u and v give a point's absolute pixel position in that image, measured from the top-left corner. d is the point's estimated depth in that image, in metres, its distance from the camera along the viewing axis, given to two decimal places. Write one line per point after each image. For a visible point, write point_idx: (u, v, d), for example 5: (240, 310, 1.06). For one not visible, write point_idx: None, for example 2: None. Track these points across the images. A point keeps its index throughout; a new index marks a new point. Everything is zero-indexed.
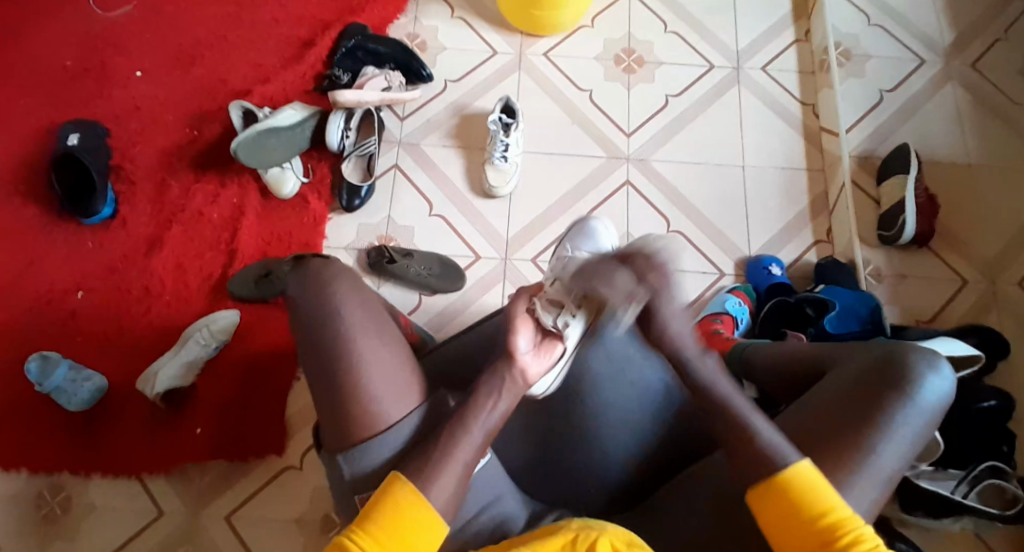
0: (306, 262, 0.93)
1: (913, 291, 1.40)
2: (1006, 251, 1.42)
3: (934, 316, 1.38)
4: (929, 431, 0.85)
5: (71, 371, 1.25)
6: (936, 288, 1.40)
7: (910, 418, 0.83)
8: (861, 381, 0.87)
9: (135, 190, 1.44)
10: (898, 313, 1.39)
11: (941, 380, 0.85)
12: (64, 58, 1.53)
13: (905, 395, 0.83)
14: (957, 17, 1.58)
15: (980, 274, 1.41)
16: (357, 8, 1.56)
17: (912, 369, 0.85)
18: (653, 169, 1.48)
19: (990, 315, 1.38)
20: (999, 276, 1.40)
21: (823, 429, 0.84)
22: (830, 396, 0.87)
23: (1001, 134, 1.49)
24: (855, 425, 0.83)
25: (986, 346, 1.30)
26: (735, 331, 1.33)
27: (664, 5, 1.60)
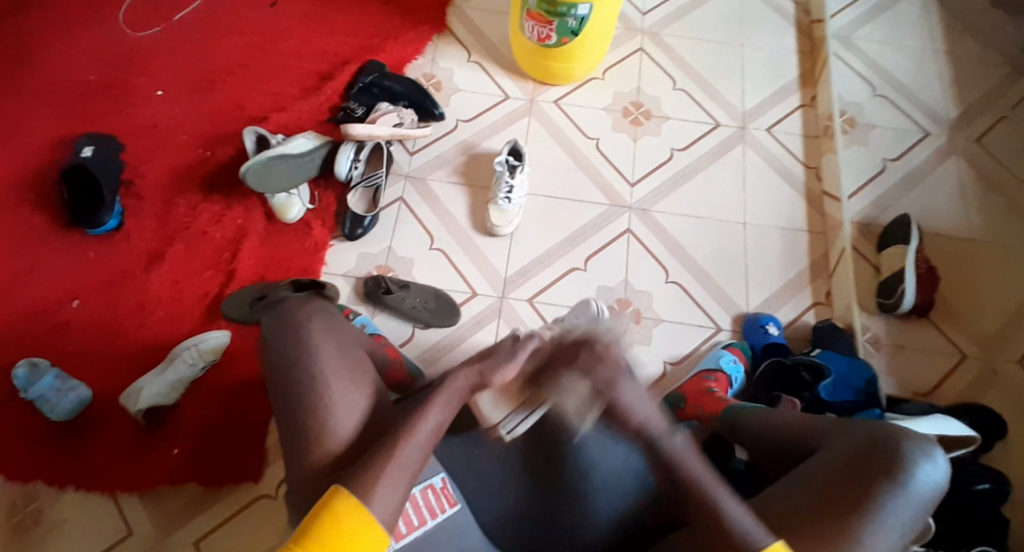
0: (283, 303, 1.10)
1: (912, 363, 1.38)
2: (1007, 327, 1.40)
3: (932, 389, 1.36)
4: (921, 517, 0.94)
5: (57, 381, 1.29)
6: (935, 360, 1.38)
7: (905, 503, 0.93)
8: (858, 465, 0.95)
9: (142, 205, 1.48)
10: (895, 384, 1.37)
11: (935, 469, 0.95)
12: (91, 74, 1.58)
13: (900, 481, 0.93)
14: (964, 92, 1.60)
15: (980, 350, 1.38)
16: (377, 46, 1.61)
17: (908, 458, 0.95)
18: (654, 220, 1.49)
19: (989, 393, 1.35)
20: (999, 353, 1.38)
21: (822, 506, 0.93)
22: (825, 479, 0.96)
23: (1005, 211, 1.48)
24: (850, 511, 0.92)
25: (980, 424, 1.27)
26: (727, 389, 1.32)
27: (674, 64, 1.64)
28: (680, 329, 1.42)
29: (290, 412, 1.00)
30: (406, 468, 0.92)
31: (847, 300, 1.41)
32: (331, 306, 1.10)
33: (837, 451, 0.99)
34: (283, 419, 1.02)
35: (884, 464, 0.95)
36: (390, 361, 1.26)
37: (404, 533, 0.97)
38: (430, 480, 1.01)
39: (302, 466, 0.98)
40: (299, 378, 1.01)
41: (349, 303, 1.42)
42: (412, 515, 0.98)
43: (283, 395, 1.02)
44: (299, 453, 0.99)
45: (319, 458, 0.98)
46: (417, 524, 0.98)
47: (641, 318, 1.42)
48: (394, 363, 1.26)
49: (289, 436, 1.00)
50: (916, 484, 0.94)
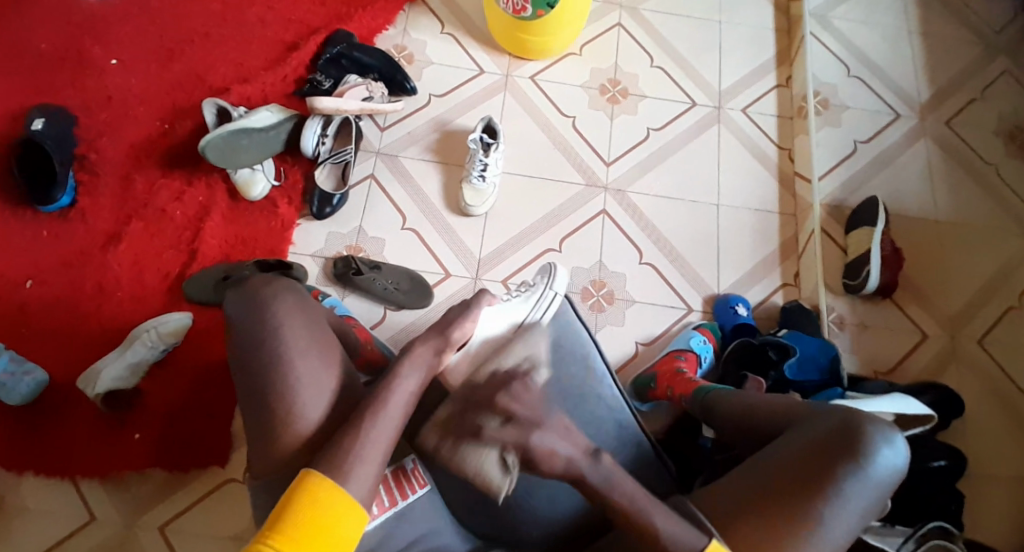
0: (246, 283, 1.06)
1: (875, 342, 1.42)
2: (967, 307, 1.44)
3: (892, 368, 1.40)
4: (881, 499, 0.95)
5: (12, 363, 1.22)
6: (897, 341, 1.42)
7: (863, 488, 0.94)
8: (820, 449, 0.96)
9: (96, 180, 1.41)
10: (858, 362, 1.41)
11: (894, 452, 0.96)
12: (37, 40, 1.48)
13: (858, 465, 0.94)
14: (936, 76, 1.61)
15: (941, 329, 1.43)
16: (345, 14, 1.54)
17: (869, 442, 0.95)
18: (629, 200, 1.48)
19: (948, 371, 1.40)
20: (960, 332, 1.42)
21: (780, 491, 0.94)
22: (785, 462, 0.97)
23: (971, 194, 1.51)
24: (809, 495, 0.93)
25: (940, 402, 1.32)
26: (698, 369, 1.34)
27: (652, 41, 1.61)
28: (652, 309, 1.42)
29: (263, 405, 0.98)
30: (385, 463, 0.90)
31: (815, 281, 1.43)
32: (298, 286, 1.06)
33: (798, 434, 1.00)
34: (255, 409, 0.98)
35: (843, 447, 0.95)
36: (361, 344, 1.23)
37: (376, 513, 0.96)
38: (402, 463, 1.02)
39: (278, 459, 0.97)
40: (272, 363, 0.98)
41: (317, 284, 1.39)
42: (384, 495, 0.98)
43: (254, 387, 0.99)
44: (274, 447, 0.97)
45: (294, 453, 0.97)
46: (388, 505, 0.98)
47: (614, 300, 1.42)
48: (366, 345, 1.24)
49: (263, 431, 0.98)
50: (876, 468, 0.94)
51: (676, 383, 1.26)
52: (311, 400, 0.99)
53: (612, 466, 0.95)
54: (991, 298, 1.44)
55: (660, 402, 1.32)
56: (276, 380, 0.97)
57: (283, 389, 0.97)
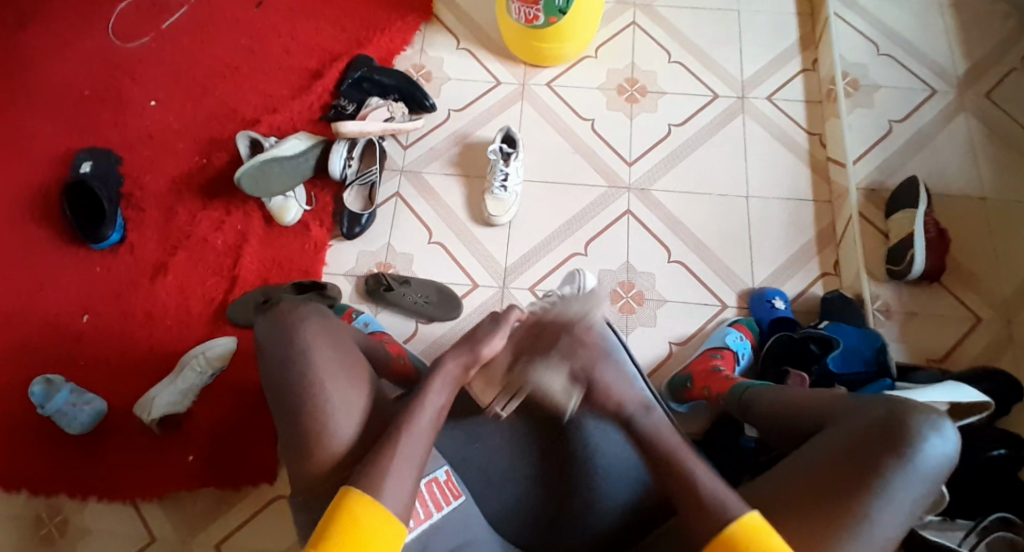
0: (276, 308, 1.11)
1: (924, 330, 1.36)
2: (1023, 288, 1.36)
3: (945, 355, 1.33)
4: (932, 490, 0.91)
5: (73, 395, 1.33)
6: (948, 328, 1.35)
7: (913, 480, 0.90)
8: (864, 443, 0.92)
9: (143, 217, 1.49)
10: (907, 351, 1.35)
11: (943, 441, 0.92)
12: (84, 89, 1.58)
13: (904, 457, 0.90)
14: (974, 47, 1.53)
15: (996, 312, 1.35)
16: (364, 38, 1.58)
17: (915, 431, 0.91)
18: (655, 199, 1.46)
19: (1006, 356, 1.32)
20: (1017, 315, 1.35)
21: (822, 490, 0.91)
22: (828, 459, 0.93)
23: (1021, 168, 1.43)
24: (854, 491, 0.89)
25: (996, 390, 1.25)
26: (736, 367, 1.31)
27: (669, 36, 1.59)
28: (685, 308, 1.40)
29: (290, 422, 1.02)
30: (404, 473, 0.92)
31: (856, 269, 1.38)
32: (325, 307, 1.11)
33: (839, 429, 0.96)
34: (285, 424, 1.02)
35: (887, 440, 0.91)
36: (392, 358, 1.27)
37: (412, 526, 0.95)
38: (434, 473, 1.01)
39: (307, 474, 1.00)
40: (297, 380, 1.02)
41: (351, 302, 1.43)
42: (418, 508, 0.97)
43: (281, 405, 1.03)
44: (301, 462, 1.01)
45: (320, 466, 1.00)
46: (423, 517, 0.97)
47: (644, 300, 1.40)
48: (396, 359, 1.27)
49: (290, 447, 1.02)
50: (924, 460, 0.90)
51: (713, 383, 1.23)
52: (343, 417, 1.01)
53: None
54: None
55: (697, 403, 1.29)
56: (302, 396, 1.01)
57: (310, 405, 1.01)
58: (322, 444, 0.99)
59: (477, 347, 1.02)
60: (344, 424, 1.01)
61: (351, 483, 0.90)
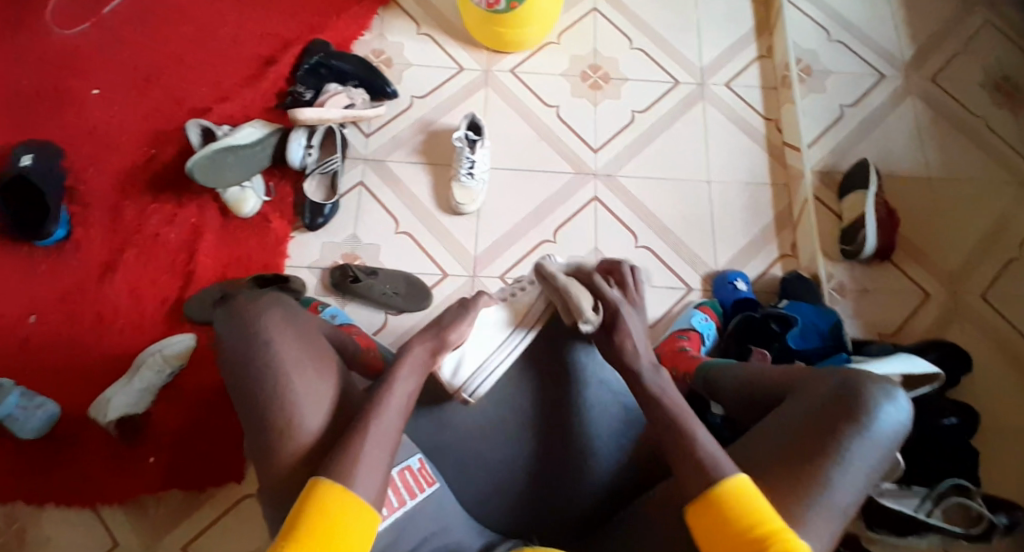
0: (234, 302, 1.07)
1: (876, 305, 1.42)
2: (966, 263, 1.44)
3: (896, 330, 1.40)
4: (890, 456, 0.94)
5: (23, 398, 1.26)
6: (898, 303, 1.42)
7: (872, 445, 0.93)
8: (824, 413, 0.96)
9: (89, 211, 1.42)
10: (861, 326, 1.41)
11: (897, 409, 0.96)
12: (19, 78, 1.49)
13: (863, 425, 0.93)
14: (917, 34, 1.60)
15: (942, 286, 1.43)
16: (319, 24, 1.53)
17: (870, 400, 0.95)
18: (619, 184, 1.48)
19: (952, 328, 1.40)
20: (961, 289, 1.43)
21: (783, 461, 0.94)
22: (792, 429, 0.96)
23: (963, 150, 1.51)
24: (817, 458, 0.92)
25: (944, 360, 1.32)
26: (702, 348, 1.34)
27: (629, 23, 1.60)
28: (651, 291, 1.43)
29: (267, 420, 0.99)
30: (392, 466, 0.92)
31: (813, 250, 1.43)
32: (285, 297, 1.08)
33: (801, 402, 0.99)
34: (260, 422, 0.99)
35: (847, 409, 0.95)
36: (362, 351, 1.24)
37: (387, 513, 0.95)
38: (406, 462, 1.01)
39: (287, 472, 0.97)
40: (273, 378, 1.00)
41: (316, 295, 1.40)
42: (392, 496, 0.96)
43: (258, 404, 1.00)
44: (281, 461, 0.98)
45: (301, 464, 0.98)
46: (397, 504, 0.96)
47: None
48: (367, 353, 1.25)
49: (268, 446, 0.99)
50: (882, 427, 0.94)
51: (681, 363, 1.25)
52: (310, 408, 0.99)
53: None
54: (990, 252, 1.45)
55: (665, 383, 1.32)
56: (280, 392, 0.99)
57: (289, 403, 0.98)
58: (302, 443, 0.97)
59: (443, 333, 1.01)
60: (310, 416, 0.98)
61: (320, 474, 0.88)
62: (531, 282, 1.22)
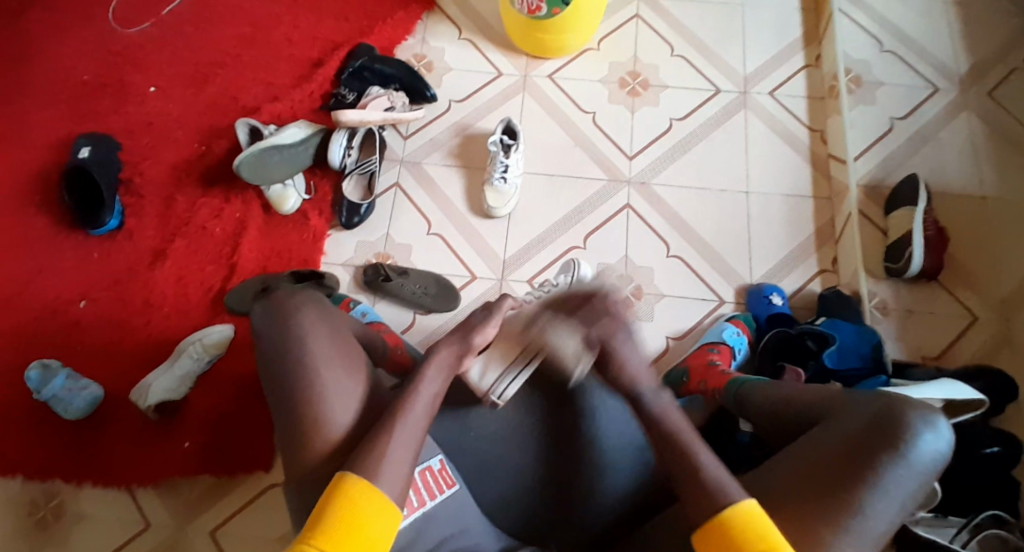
0: (273, 296, 1.12)
1: (921, 327, 1.37)
2: (1021, 288, 1.37)
3: (941, 353, 1.35)
4: (925, 486, 0.91)
5: (68, 381, 1.33)
6: (945, 326, 1.37)
7: (907, 475, 0.89)
8: (858, 437, 0.92)
9: (141, 203, 1.48)
10: (904, 349, 1.36)
11: (936, 437, 0.91)
12: (81, 73, 1.56)
13: (899, 454, 0.90)
14: (978, 43, 1.53)
15: (992, 312, 1.37)
16: (365, 28, 1.55)
17: (909, 427, 0.90)
18: (654, 193, 1.46)
19: (1001, 356, 1.33)
20: (1014, 314, 1.36)
21: (810, 479, 0.91)
22: (821, 452, 0.93)
23: (1022, 167, 1.43)
24: (848, 485, 0.89)
25: (990, 389, 1.26)
26: (732, 362, 1.31)
27: (671, 30, 1.58)
28: (683, 304, 1.41)
29: (288, 412, 1.03)
30: (403, 460, 0.92)
31: (854, 266, 1.38)
32: (321, 297, 1.12)
33: (835, 424, 0.95)
34: (283, 414, 1.03)
35: (882, 435, 0.91)
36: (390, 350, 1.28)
37: (406, 514, 0.96)
38: (427, 462, 1.01)
39: (305, 463, 1.01)
40: (296, 372, 1.03)
41: (349, 292, 1.44)
42: (412, 496, 0.98)
43: (279, 396, 1.04)
44: (299, 452, 1.01)
45: (314, 455, 1.00)
46: (417, 505, 0.98)
47: (642, 295, 1.41)
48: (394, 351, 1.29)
49: (289, 437, 1.02)
50: (918, 454, 0.90)
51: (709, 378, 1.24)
52: (340, 408, 1.02)
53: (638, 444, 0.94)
54: None
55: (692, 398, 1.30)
56: (300, 386, 1.02)
57: (309, 396, 1.02)
58: (317, 435, 1.00)
59: (468, 337, 1.02)
60: (342, 414, 1.02)
61: (347, 468, 0.90)
62: (559, 285, 1.32)
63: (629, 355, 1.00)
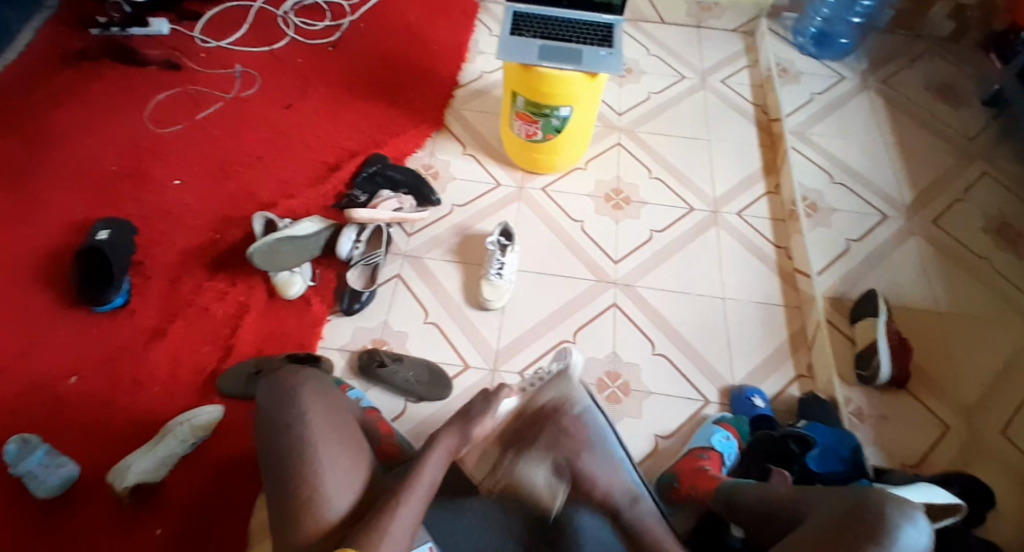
0: (277, 373, 1.10)
1: (897, 434, 1.42)
2: (983, 399, 1.46)
3: (919, 461, 1.39)
4: None
5: (46, 457, 1.29)
6: (919, 433, 1.42)
7: None
8: (843, 533, 0.94)
9: (149, 284, 1.54)
10: (883, 456, 1.40)
11: (918, 531, 0.93)
12: (110, 164, 1.68)
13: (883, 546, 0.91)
14: (917, 180, 1.76)
15: (960, 420, 1.44)
16: (381, 141, 1.74)
17: (890, 522, 0.92)
18: (638, 294, 1.57)
19: (974, 462, 1.39)
20: (980, 424, 1.44)
21: None
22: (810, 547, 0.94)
23: (966, 286, 1.60)
24: None
25: (968, 493, 1.29)
26: (722, 469, 1.32)
27: (650, 157, 1.79)
28: (668, 400, 1.46)
29: (281, 466, 1.00)
30: (403, 538, 0.94)
31: (829, 372, 1.46)
32: (323, 374, 1.11)
33: (822, 520, 0.98)
34: (276, 468, 1.00)
35: (866, 532, 0.92)
36: (381, 433, 1.26)
37: None
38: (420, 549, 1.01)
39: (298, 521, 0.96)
40: (296, 447, 1.00)
41: (342, 377, 1.46)
42: None
43: (274, 455, 1.01)
44: (289, 507, 0.98)
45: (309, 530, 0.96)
46: None
47: (630, 391, 1.46)
48: (385, 436, 1.26)
49: (276, 490, 1.00)
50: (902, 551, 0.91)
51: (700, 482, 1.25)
52: (339, 491, 0.99)
53: (649, 511, 1.06)
54: (1007, 390, 1.48)
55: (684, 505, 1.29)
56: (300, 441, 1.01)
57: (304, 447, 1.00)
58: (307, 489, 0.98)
59: (468, 428, 1.09)
60: (340, 497, 0.98)
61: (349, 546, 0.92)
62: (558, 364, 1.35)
63: (597, 470, 1.10)
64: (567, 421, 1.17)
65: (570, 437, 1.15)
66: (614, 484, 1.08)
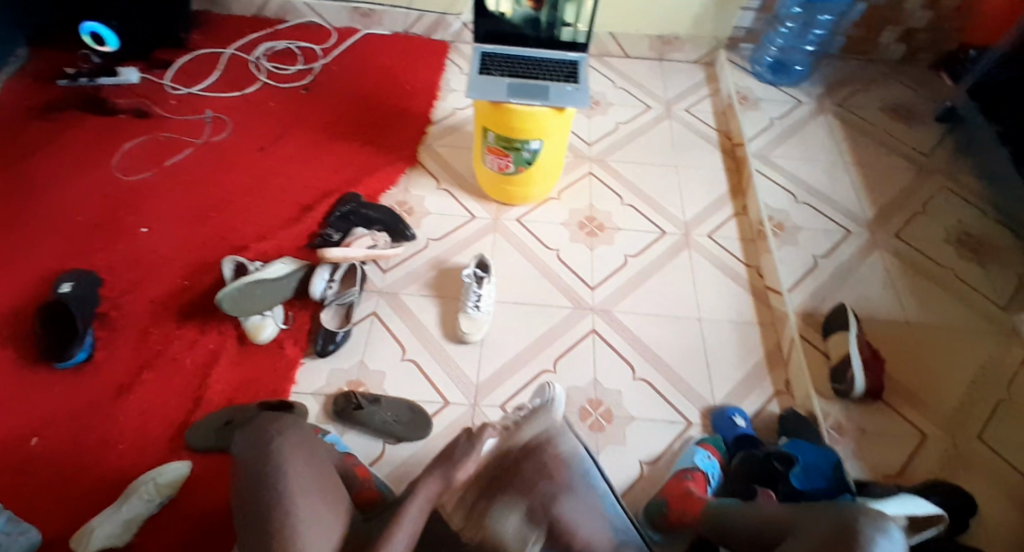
0: (254, 423, 1.05)
1: (876, 446, 1.43)
2: (958, 408, 1.48)
3: (900, 473, 1.40)
4: None
5: (9, 523, 1.20)
6: (898, 445, 1.43)
7: None
8: None
9: (116, 335, 1.49)
10: (865, 469, 1.40)
11: (892, 543, 0.91)
12: (73, 216, 1.64)
13: None
14: (877, 196, 1.81)
15: (938, 430, 1.45)
16: (353, 180, 1.74)
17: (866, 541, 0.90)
18: (617, 319, 1.58)
19: (954, 472, 1.40)
20: (957, 433, 1.45)
21: None
22: None
23: (933, 296, 1.64)
24: None
25: (951, 504, 1.29)
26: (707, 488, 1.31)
27: (621, 185, 1.81)
28: (651, 425, 1.45)
29: (258, 513, 0.96)
30: None
31: (806, 388, 1.47)
32: (303, 419, 1.07)
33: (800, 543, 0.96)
34: (250, 517, 0.96)
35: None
36: (359, 479, 1.23)
37: None
38: None
39: None
40: (274, 497, 0.96)
41: (317, 422, 1.42)
42: None
43: (248, 503, 0.97)
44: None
45: None
46: None
47: (613, 418, 1.45)
48: (363, 481, 1.23)
49: (254, 540, 0.95)
50: None
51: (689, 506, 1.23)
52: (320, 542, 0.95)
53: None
54: (981, 397, 1.50)
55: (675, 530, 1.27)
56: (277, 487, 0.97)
57: (280, 492, 0.96)
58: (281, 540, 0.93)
59: (452, 472, 1.05)
60: (322, 547, 0.95)
61: None
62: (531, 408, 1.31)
63: (583, 519, 1.05)
64: (551, 457, 1.09)
65: (551, 474, 1.08)
66: (596, 530, 1.04)
